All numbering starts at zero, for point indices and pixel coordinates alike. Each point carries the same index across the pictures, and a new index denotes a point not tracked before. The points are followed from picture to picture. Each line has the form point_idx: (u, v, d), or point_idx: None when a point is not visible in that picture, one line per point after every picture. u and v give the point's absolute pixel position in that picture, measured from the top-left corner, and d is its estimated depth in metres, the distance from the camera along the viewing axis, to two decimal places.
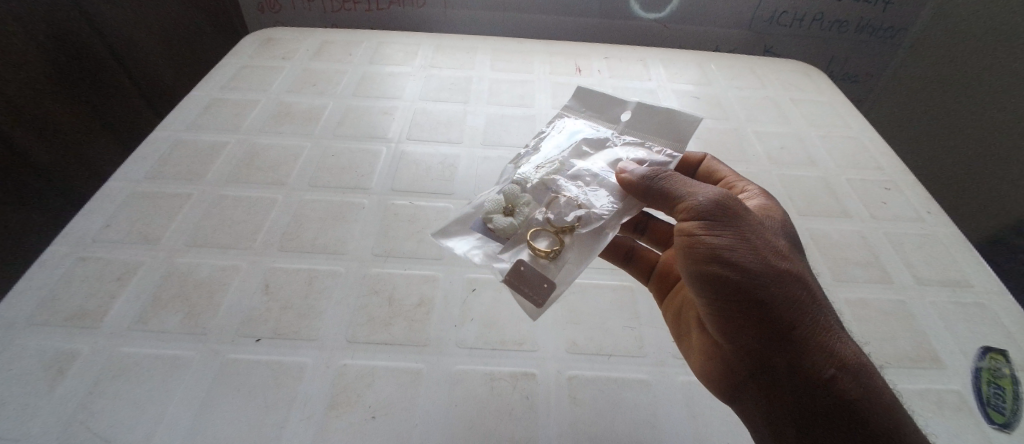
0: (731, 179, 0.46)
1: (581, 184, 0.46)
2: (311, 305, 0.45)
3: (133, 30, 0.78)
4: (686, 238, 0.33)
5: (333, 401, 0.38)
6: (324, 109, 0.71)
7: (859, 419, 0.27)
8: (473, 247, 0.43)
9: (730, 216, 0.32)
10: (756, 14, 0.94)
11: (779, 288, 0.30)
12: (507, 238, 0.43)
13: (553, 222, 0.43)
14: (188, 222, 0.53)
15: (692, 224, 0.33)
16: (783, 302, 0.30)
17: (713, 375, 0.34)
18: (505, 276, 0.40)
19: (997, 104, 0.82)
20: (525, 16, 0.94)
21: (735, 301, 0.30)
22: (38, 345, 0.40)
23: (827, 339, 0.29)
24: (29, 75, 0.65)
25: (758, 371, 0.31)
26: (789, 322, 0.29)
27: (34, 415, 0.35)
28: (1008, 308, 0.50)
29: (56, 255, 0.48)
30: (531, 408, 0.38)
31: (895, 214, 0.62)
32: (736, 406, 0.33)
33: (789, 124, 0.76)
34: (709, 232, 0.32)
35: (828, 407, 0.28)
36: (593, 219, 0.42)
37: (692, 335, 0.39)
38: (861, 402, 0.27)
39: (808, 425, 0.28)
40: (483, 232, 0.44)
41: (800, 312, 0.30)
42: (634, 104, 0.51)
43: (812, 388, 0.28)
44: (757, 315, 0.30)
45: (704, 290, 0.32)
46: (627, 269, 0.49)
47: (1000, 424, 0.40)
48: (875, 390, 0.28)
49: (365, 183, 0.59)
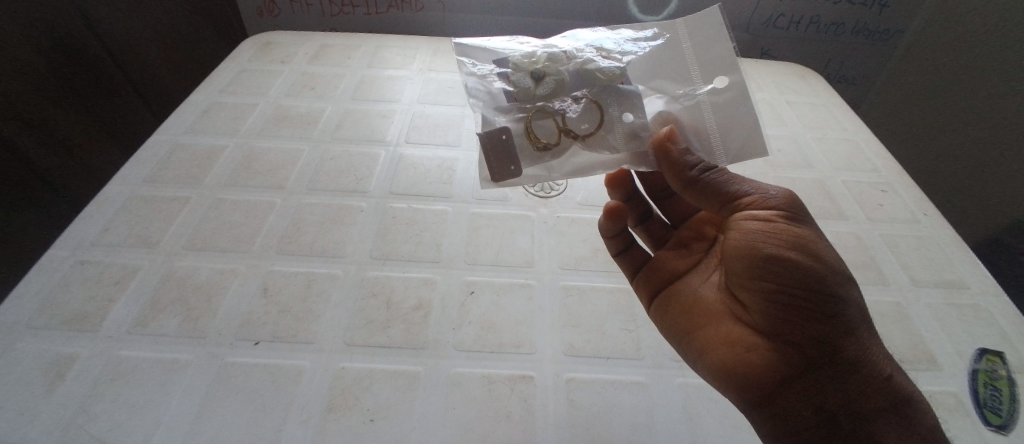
0: None
1: (623, 105, 0.40)
2: (310, 308, 0.45)
3: (132, 35, 0.78)
4: (766, 225, 0.33)
5: (332, 404, 0.38)
6: (323, 112, 0.72)
7: (914, 418, 0.30)
8: (476, 86, 0.41)
9: (800, 213, 0.34)
10: (752, 17, 0.94)
11: (846, 288, 0.33)
12: (519, 99, 0.40)
13: (566, 118, 0.39)
14: (187, 225, 0.53)
15: (769, 213, 0.33)
16: (850, 301, 0.32)
17: (753, 369, 0.33)
18: (487, 132, 0.37)
19: (997, 111, 0.82)
20: (523, 20, 0.95)
21: (811, 289, 0.31)
22: (38, 348, 0.40)
23: (878, 345, 0.33)
24: (31, 79, 0.65)
25: (819, 365, 0.32)
26: (852, 319, 0.32)
27: (33, 419, 0.35)
28: (1004, 310, 0.51)
29: (56, 259, 0.48)
30: (529, 410, 0.38)
31: (891, 215, 0.62)
32: (775, 405, 0.33)
33: (786, 127, 0.77)
34: (788, 221, 0.33)
35: (886, 405, 0.31)
36: (602, 147, 0.39)
37: (712, 330, 0.36)
38: (913, 403, 0.31)
39: (868, 421, 0.30)
40: (501, 79, 0.41)
41: (860, 314, 0.33)
42: (739, 81, 0.39)
43: (876, 388, 0.31)
44: (829, 307, 0.32)
45: (776, 276, 0.32)
46: (619, 259, 0.47)
47: (997, 426, 0.40)
48: (919, 397, 0.32)
49: (364, 186, 0.60)
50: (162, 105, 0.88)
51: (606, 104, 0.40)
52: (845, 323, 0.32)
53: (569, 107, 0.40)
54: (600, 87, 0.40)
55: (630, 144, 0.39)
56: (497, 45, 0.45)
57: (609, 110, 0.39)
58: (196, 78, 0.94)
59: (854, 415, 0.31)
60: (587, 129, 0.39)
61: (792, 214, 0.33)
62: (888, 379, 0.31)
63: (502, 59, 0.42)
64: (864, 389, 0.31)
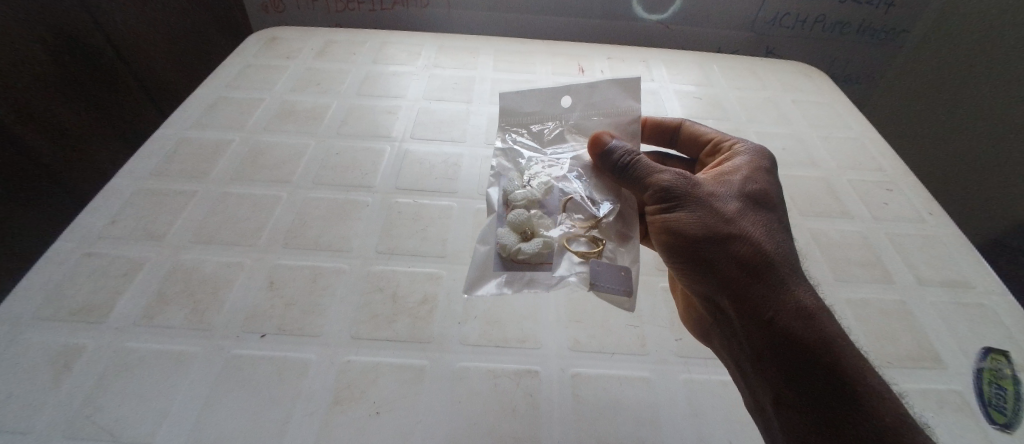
0: (720, 137, 0.49)
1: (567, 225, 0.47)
2: (316, 302, 0.45)
3: (138, 30, 0.78)
4: (664, 216, 0.39)
5: (338, 397, 0.38)
6: (328, 107, 0.72)
7: (824, 355, 0.32)
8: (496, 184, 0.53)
9: (686, 196, 0.38)
10: (757, 16, 0.94)
11: (744, 242, 0.36)
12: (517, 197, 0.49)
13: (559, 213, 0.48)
14: (194, 218, 0.53)
15: (660, 207, 0.40)
16: (748, 254, 0.35)
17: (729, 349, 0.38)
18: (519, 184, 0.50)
19: (1003, 112, 0.83)
20: (528, 17, 0.95)
21: (704, 257, 0.36)
22: (45, 339, 0.40)
23: (793, 286, 0.35)
24: (33, 71, 0.65)
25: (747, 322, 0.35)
26: (755, 272, 0.35)
27: (39, 410, 0.35)
28: (1009, 309, 0.51)
29: (62, 251, 0.48)
30: (533, 404, 0.38)
31: (896, 214, 0.62)
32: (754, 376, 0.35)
33: (790, 125, 0.77)
34: (678, 208, 0.38)
35: (802, 342, 0.32)
36: (590, 207, 0.48)
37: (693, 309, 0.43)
38: (823, 342, 0.32)
39: (799, 366, 0.32)
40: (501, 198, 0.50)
41: (767, 262, 0.35)
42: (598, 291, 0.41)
43: (789, 329, 0.33)
44: (729, 269, 0.35)
45: (675, 255, 0.39)
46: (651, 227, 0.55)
47: (1001, 424, 0.40)
48: (830, 328, 0.33)
49: (369, 181, 0.60)
50: (168, 102, 0.88)
51: (556, 150, 0.53)
52: (761, 276, 0.35)
53: (541, 124, 0.54)
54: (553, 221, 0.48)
55: (590, 122, 0.52)
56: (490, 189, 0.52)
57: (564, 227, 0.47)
58: (205, 73, 0.93)
59: (792, 359, 0.32)
60: (566, 117, 0.53)
61: (682, 198, 0.38)
62: (795, 318, 0.33)
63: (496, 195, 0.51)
64: (777, 361, 0.33)
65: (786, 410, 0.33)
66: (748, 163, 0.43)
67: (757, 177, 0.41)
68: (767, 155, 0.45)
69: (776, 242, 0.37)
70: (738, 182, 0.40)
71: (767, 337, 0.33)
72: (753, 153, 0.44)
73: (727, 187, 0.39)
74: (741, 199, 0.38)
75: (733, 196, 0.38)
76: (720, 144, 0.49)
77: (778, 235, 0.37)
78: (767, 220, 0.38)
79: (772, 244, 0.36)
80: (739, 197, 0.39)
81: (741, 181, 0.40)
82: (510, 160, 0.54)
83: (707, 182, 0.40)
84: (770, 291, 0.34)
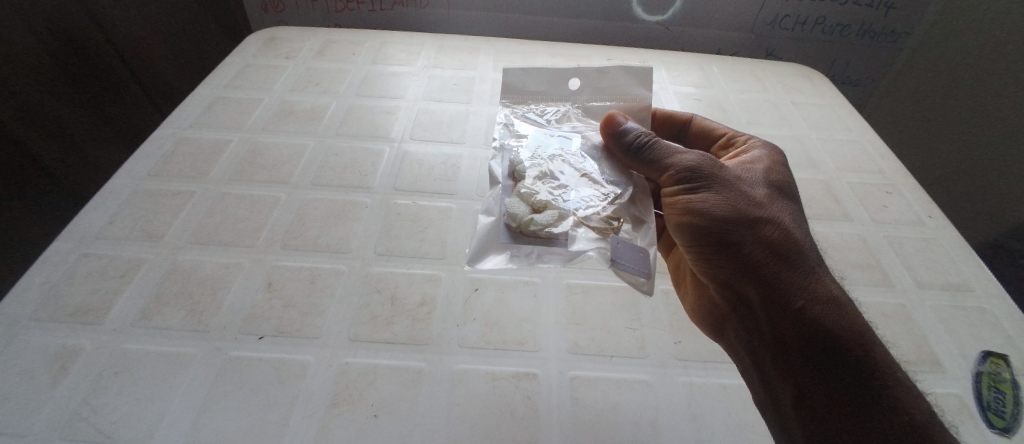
0: (733, 133, 0.50)
1: (576, 198, 0.47)
2: (314, 304, 0.45)
3: (135, 28, 0.78)
4: (687, 198, 0.39)
5: (336, 399, 0.38)
6: (327, 107, 0.72)
7: (850, 339, 0.33)
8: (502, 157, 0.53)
9: (714, 179, 0.39)
10: (758, 17, 0.93)
11: (773, 227, 0.37)
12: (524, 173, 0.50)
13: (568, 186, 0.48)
14: (192, 219, 0.53)
15: (683, 189, 0.40)
16: (777, 240, 0.36)
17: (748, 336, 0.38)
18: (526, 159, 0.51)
19: (1007, 111, 0.83)
20: (527, 17, 0.94)
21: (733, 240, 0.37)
22: (42, 341, 0.40)
23: (817, 272, 0.36)
24: (28, 67, 0.65)
25: (774, 306, 0.35)
26: (784, 256, 0.36)
27: (35, 412, 0.35)
28: (1009, 313, 0.51)
29: (59, 252, 0.48)
30: (532, 407, 0.38)
31: (895, 217, 0.62)
32: (774, 362, 0.36)
33: (790, 127, 0.76)
34: (706, 190, 0.38)
35: (831, 326, 0.34)
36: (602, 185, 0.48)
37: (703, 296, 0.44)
38: (848, 326, 0.34)
39: (827, 349, 0.33)
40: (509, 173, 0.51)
41: (795, 249, 0.36)
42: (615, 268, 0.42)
43: (817, 313, 0.34)
44: (758, 253, 0.36)
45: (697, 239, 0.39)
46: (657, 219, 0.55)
47: (1001, 428, 0.40)
48: (852, 313, 0.35)
49: (368, 182, 0.60)
50: (168, 101, 0.87)
51: (564, 128, 0.53)
52: (790, 261, 0.36)
53: (546, 104, 0.54)
54: (562, 193, 0.48)
55: (594, 106, 0.53)
56: (495, 161, 0.53)
57: (574, 199, 0.47)
58: (205, 72, 0.93)
59: (820, 343, 0.34)
60: (573, 99, 0.54)
61: (710, 180, 0.38)
62: (822, 303, 0.34)
63: (502, 169, 0.51)
64: (805, 345, 0.34)
65: (811, 404, 0.33)
66: (765, 154, 0.45)
67: (777, 168, 0.43)
68: (779, 151, 0.46)
69: (799, 228, 0.38)
70: (760, 171, 0.41)
71: (798, 321, 0.34)
72: (765, 145, 0.46)
73: (752, 175, 0.40)
74: (765, 187, 0.40)
75: (759, 184, 0.40)
76: (733, 140, 0.50)
77: (800, 223, 0.39)
78: (789, 209, 0.39)
79: (799, 232, 0.37)
80: (764, 185, 0.40)
81: (763, 171, 0.41)
82: (514, 134, 0.54)
83: (732, 169, 0.41)
84: (799, 276, 0.35)
